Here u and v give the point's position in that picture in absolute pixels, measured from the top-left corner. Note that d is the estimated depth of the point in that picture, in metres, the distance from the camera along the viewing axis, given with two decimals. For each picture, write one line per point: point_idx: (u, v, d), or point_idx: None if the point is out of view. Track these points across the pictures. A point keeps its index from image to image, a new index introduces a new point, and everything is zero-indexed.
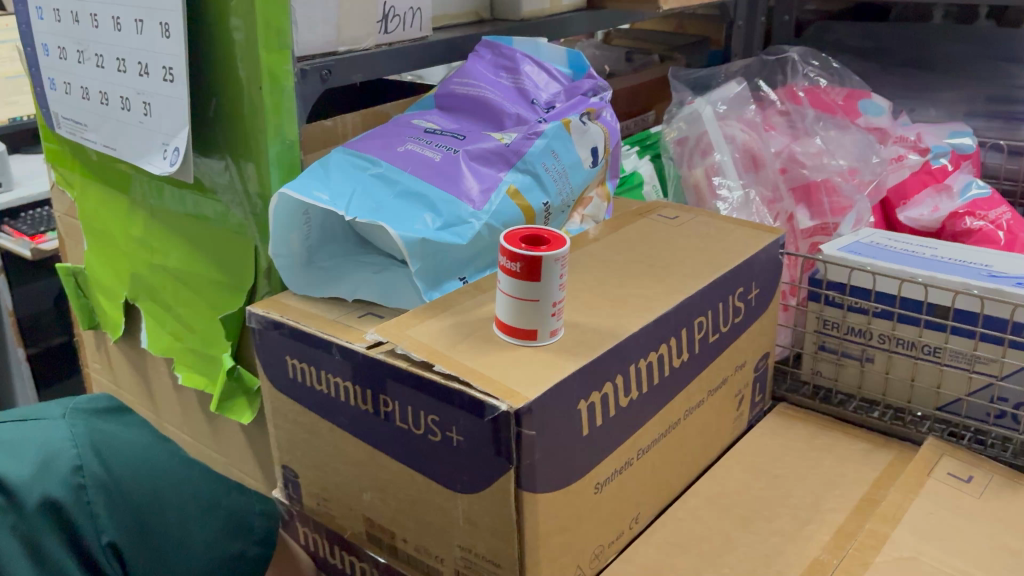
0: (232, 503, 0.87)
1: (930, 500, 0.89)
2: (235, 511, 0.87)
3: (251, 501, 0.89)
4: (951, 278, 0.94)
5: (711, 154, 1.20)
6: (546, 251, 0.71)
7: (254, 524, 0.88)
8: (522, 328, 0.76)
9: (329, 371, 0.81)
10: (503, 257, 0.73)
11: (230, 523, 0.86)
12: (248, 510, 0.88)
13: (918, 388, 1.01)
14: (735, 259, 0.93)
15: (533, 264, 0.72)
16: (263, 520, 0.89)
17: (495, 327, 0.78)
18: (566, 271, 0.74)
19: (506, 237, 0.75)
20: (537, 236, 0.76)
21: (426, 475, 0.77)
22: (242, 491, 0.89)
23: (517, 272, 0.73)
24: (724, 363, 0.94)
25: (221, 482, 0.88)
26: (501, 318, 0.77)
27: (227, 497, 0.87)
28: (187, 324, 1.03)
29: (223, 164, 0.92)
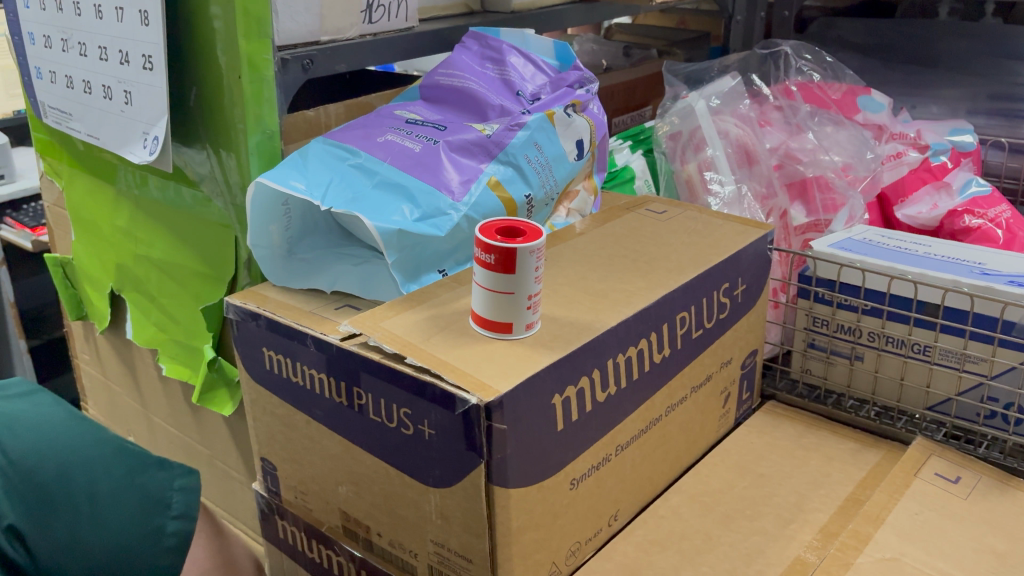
0: (148, 481, 0.85)
1: (916, 501, 0.88)
2: (150, 488, 0.85)
3: (170, 475, 0.87)
4: (942, 275, 0.93)
5: (704, 149, 1.19)
6: (520, 244, 0.70)
7: (172, 501, 0.85)
8: (499, 322, 0.75)
9: (305, 363, 0.81)
10: (478, 250, 0.72)
11: (146, 499, 0.84)
12: (166, 487, 0.86)
13: (908, 388, 0.99)
14: (721, 254, 0.92)
15: (508, 257, 0.71)
16: (184, 497, 0.86)
17: (472, 321, 0.77)
18: (542, 264, 0.73)
19: (483, 229, 0.74)
20: (514, 228, 0.75)
21: (400, 469, 0.76)
22: (160, 467, 0.87)
23: (492, 265, 0.72)
24: (709, 360, 0.93)
25: (138, 458, 0.86)
26: (477, 312, 0.76)
27: (143, 474, 0.85)
28: (171, 315, 1.03)
29: (204, 155, 0.91)
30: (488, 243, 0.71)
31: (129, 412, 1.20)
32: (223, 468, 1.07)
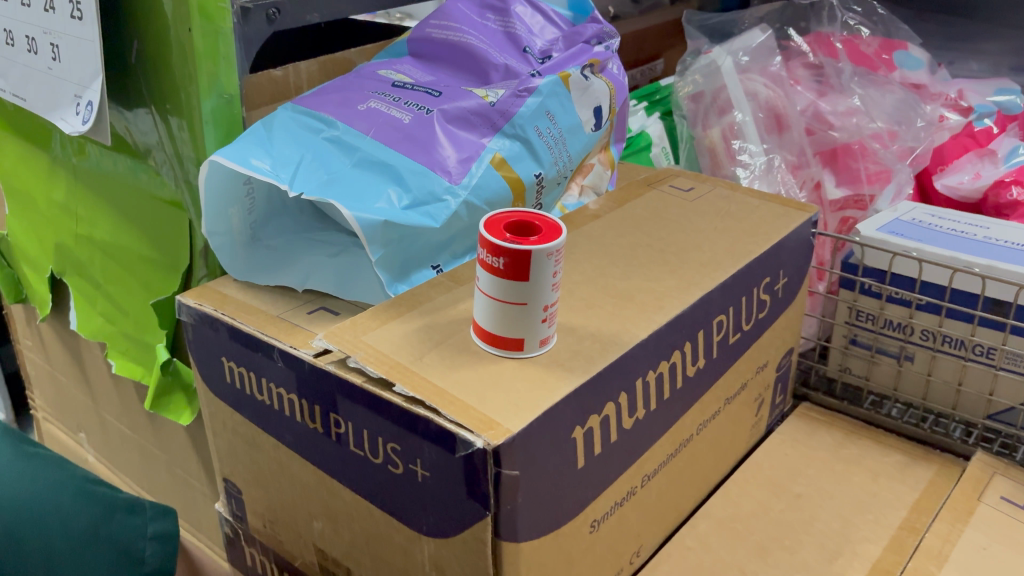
0: (117, 530, 0.83)
1: (982, 532, 0.76)
2: (124, 540, 0.83)
3: (143, 520, 0.85)
4: (1014, 269, 0.80)
5: (730, 112, 1.06)
6: (536, 246, 0.56)
7: (146, 554, 0.85)
8: (507, 338, 0.61)
9: (271, 380, 0.67)
10: (484, 251, 0.58)
11: (117, 551, 0.82)
12: (139, 536, 0.85)
13: (965, 394, 0.87)
14: (762, 244, 0.78)
15: (520, 261, 0.57)
16: (156, 545, 0.86)
17: (474, 334, 0.63)
18: (561, 269, 0.59)
19: (489, 224, 0.60)
20: (526, 223, 0.61)
21: (385, 510, 0.63)
22: (132, 513, 0.85)
23: (500, 270, 0.58)
24: (744, 366, 0.80)
25: (109, 503, 0.83)
26: (480, 324, 0.62)
27: (112, 523, 0.83)
28: (119, 306, 0.88)
29: (150, 121, 0.77)
30: (496, 244, 0.57)
31: (79, 407, 1.06)
32: (182, 478, 0.94)
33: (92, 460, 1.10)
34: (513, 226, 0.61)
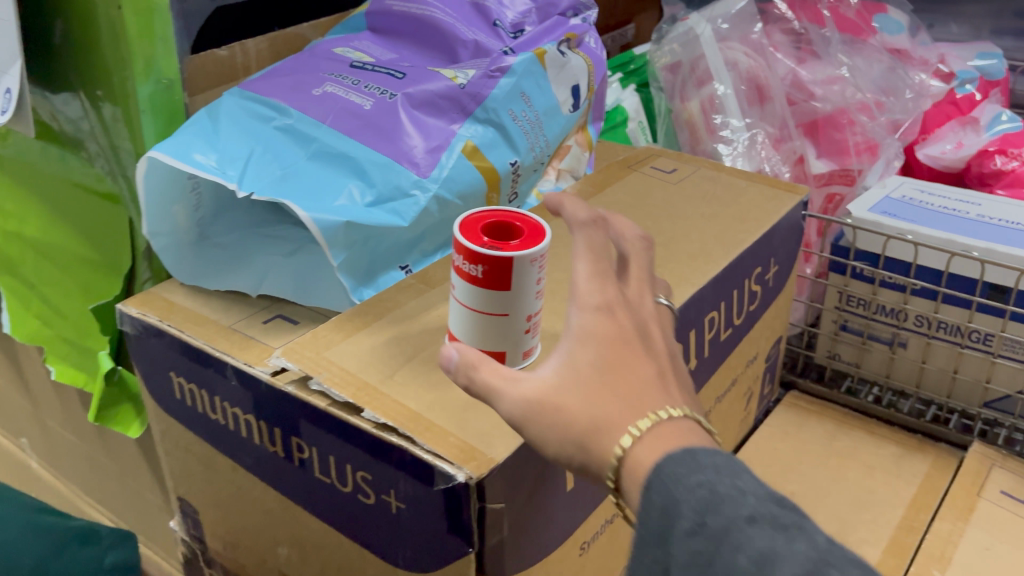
0: None
1: (985, 531, 0.73)
2: None
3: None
4: (1015, 252, 0.76)
5: (709, 84, 1.00)
6: (518, 252, 0.50)
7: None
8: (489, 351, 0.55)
9: (225, 399, 0.61)
10: (460, 258, 0.52)
11: None
12: None
13: (960, 382, 0.84)
14: (755, 231, 0.73)
15: (502, 269, 0.51)
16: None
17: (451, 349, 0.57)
18: (543, 274, 0.53)
19: (465, 227, 0.53)
20: (506, 225, 0.55)
21: (358, 541, 0.58)
22: None
23: (479, 279, 0.51)
24: (735, 361, 0.76)
25: None
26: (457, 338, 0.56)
27: None
28: (56, 309, 0.81)
29: (80, 108, 0.69)
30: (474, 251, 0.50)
31: (19, 412, 0.98)
32: (135, 490, 0.87)
33: (36, 466, 1.02)
34: (491, 229, 0.55)
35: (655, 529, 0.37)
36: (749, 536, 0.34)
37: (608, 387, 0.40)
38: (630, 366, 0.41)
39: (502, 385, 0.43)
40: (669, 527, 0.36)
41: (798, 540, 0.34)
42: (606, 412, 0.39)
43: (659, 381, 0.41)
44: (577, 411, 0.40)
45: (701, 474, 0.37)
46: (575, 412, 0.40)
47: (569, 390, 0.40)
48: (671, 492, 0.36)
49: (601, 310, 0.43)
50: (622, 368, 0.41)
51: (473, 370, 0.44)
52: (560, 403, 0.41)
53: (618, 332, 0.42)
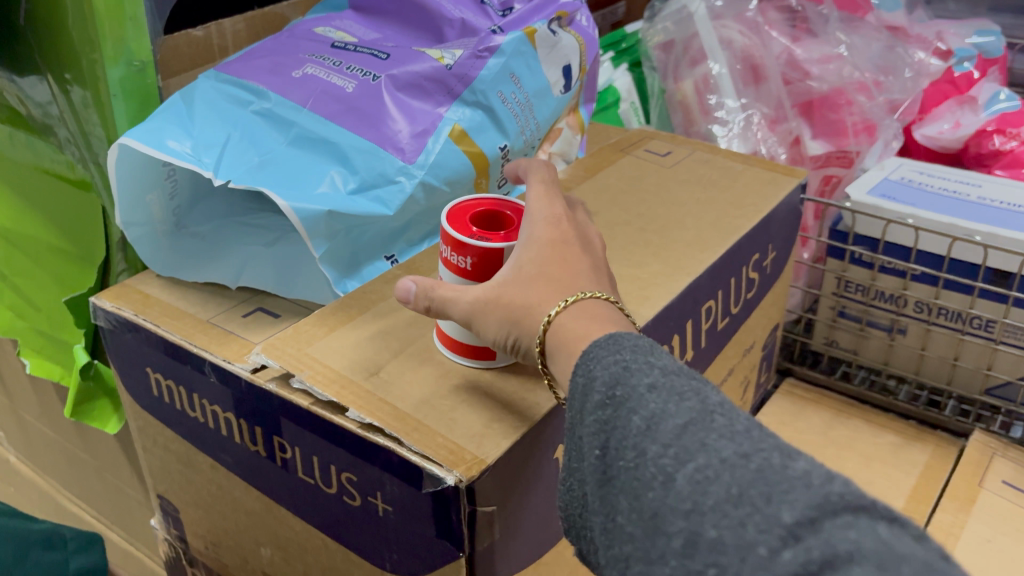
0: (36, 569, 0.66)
1: (986, 522, 0.71)
2: None
3: (65, 554, 0.70)
4: (1019, 237, 0.74)
5: (703, 63, 0.98)
6: (508, 243, 0.48)
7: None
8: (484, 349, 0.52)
9: (204, 396, 0.58)
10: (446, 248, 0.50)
11: None
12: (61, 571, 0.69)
13: (960, 369, 0.82)
14: (752, 217, 0.71)
15: (493, 261, 0.49)
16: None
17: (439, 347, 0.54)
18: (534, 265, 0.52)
19: (455, 215, 0.51)
20: (498, 215, 0.53)
21: (343, 543, 0.55)
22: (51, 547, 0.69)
23: (469, 272, 0.49)
24: (732, 351, 0.74)
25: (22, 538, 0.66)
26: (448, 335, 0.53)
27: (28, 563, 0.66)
28: (29, 300, 0.78)
29: (48, 92, 0.66)
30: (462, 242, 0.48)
31: None
32: (115, 485, 0.85)
33: (14, 460, 1.00)
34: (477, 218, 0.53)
35: (577, 402, 0.39)
36: (645, 400, 0.35)
37: (539, 273, 0.46)
38: (565, 261, 0.46)
39: (447, 293, 0.48)
40: (585, 402, 0.39)
41: (690, 400, 0.35)
42: (539, 297, 0.45)
43: (589, 275, 0.46)
44: (512, 298, 0.45)
45: (618, 353, 0.39)
46: (508, 298, 0.46)
47: (508, 280, 0.46)
48: (590, 373, 0.39)
49: (549, 222, 0.49)
50: (556, 263, 0.46)
51: (428, 292, 0.49)
52: (500, 293, 0.46)
53: (561, 236, 0.48)
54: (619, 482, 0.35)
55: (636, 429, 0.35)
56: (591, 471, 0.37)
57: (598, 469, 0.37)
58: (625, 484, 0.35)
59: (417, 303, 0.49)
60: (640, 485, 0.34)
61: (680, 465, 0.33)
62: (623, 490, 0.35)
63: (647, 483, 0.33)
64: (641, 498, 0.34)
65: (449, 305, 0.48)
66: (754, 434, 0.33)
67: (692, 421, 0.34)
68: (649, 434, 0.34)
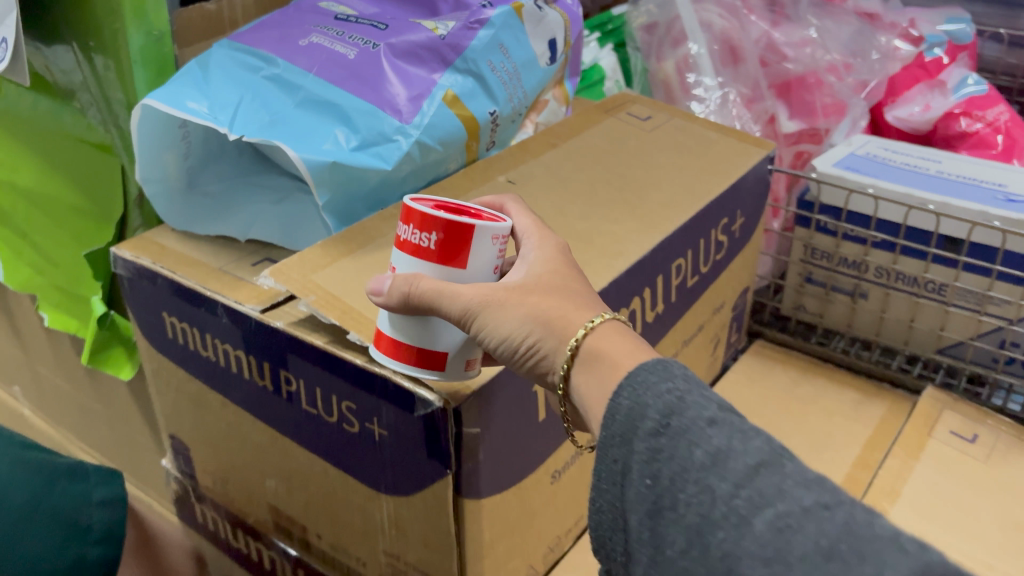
0: (60, 498, 0.70)
1: (933, 467, 0.77)
2: (67, 510, 0.70)
3: (87, 487, 0.73)
4: (968, 205, 0.80)
5: (684, 44, 1.04)
6: (481, 222, 0.46)
7: (91, 521, 0.72)
8: (442, 352, 0.49)
9: (216, 336, 0.64)
10: (411, 227, 0.47)
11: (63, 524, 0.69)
12: (83, 503, 0.72)
13: (917, 331, 0.88)
14: (722, 182, 0.77)
15: (462, 241, 0.46)
16: (103, 513, 0.73)
17: (377, 352, 0.51)
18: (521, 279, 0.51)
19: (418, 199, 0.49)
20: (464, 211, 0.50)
21: (342, 468, 0.61)
22: (73, 478, 0.72)
23: (429, 253, 0.47)
24: (702, 308, 0.80)
25: (48, 470, 0.70)
26: (395, 339, 0.50)
27: (54, 490, 0.70)
28: (47, 256, 0.83)
29: (73, 58, 0.71)
30: (435, 217, 0.46)
31: (9, 359, 1.01)
32: (125, 432, 0.91)
33: (28, 413, 1.05)
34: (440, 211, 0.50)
35: (617, 432, 0.41)
36: (707, 434, 0.38)
37: (560, 288, 0.47)
38: (572, 278, 0.48)
39: (449, 286, 0.46)
40: (634, 429, 0.40)
41: (753, 438, 0.37)
42: (573, 308, 0.45)
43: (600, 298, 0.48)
44: (538, 305, 0.45)
45: (669, 380, 0.40)
46: (537, 305, 0.45)
47: (531, 291, 0.46)
48: (638, 397, 0.40)
49: (557, 248, 0.51)
50: (571, 283, 0.47)
51: (410, 282, 0.46)
52: (523, 299, 0.46)
53: (566, 261, 0.50)
54: (678, 514, 0.37)
55: (699, 464, 0.37)
56: (639, 501, 0.39)
57: (648, 498, 0.39)
58: (686, 517, 0.37)
59: (393, 292, 0.47)
60: (705, 522, 0.36)
61: (756, 510, 0.35)
62: (683, 525, 0.37)
63: (716, 522, 0.36)
64: (708, 538, 0.36)
65: (451, 299, 0.46)
66: (827, 484, 0.35)
67: (764, 464, 0.36)
68: (715, 469, 0.36)
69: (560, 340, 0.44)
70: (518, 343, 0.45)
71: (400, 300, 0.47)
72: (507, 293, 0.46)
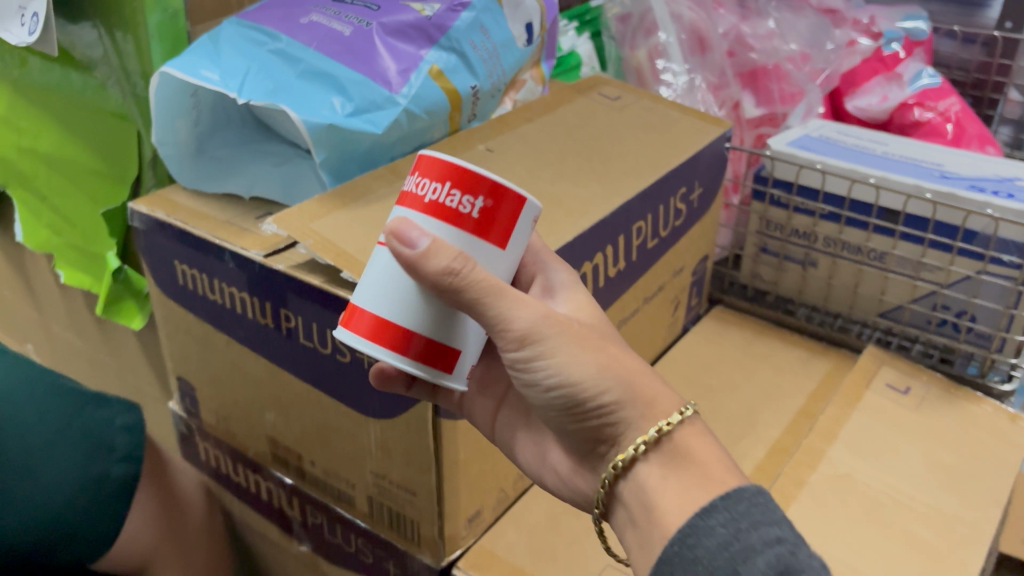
0: (88, 421, 0.77)
1: (868, 414, 0.86)
2: (94, 430, 0.77)
3: (111, 413, 0.80)
4: (904, 179, 0.88)
5: (655, 33, 1.12)
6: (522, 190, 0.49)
7: (116, 441, 0.78)
8: (450, 347, 0.50)
9: (223, 280, 0.72)
10: (447, 187, 0.47)
11: (91, 443, 0.77)
12: (108, 426, 0.79)
13: (861, 295, 0.97)
14: (680, 155, 0.85)
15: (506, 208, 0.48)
16: (127, 436, 0.80)
17: (372, 346, 0.50)
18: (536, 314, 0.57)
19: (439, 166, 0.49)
20: None
21: (335, 396, 0.69)
22: (99, 404, 0.79)
23: (465, 216, 0.47)
24: (661, 270, 0.88)
25: (76, 398, 0.78)
26: (407, 330, 0.49)
27: (83, 415, 0.77)
28: (63, 216, 0.90)
29: (96, 34, 0.79)
30: (485, 179, 0.47)
31: (23, 318, 1.09)
32: (135, 383, 0.99)
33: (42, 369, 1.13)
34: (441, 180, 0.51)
35: (705, 557, 0.45)
36: None
37: (630, 353, 0.51)
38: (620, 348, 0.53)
39: (521, 299, 0.48)
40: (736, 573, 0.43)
41: None
42: (655, 397, 0.50)
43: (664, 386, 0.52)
44: (619, 370, 0.50)
45: (775, 529, 0.45)
46: (619, 371, 0.49)
47: (606, 346, 0.50)
48: (747, 541, 0.44)
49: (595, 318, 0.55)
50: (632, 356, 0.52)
51: (461, 258, 0.46)
52: (600, 353, 0.49)
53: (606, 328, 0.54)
54: None
55: None
56: None
57: None
58: None
59: (435, 261, 0.46)
60: None
61: None
62: None
63: None
64: None
65: (526, 310, 0.48)
66: None
67: None
68: None
69: (644, 418, 0.50)
70: (607, 401, 0.49)
71: (442, 275, 0.46)
72: (590, 343, 0.49)
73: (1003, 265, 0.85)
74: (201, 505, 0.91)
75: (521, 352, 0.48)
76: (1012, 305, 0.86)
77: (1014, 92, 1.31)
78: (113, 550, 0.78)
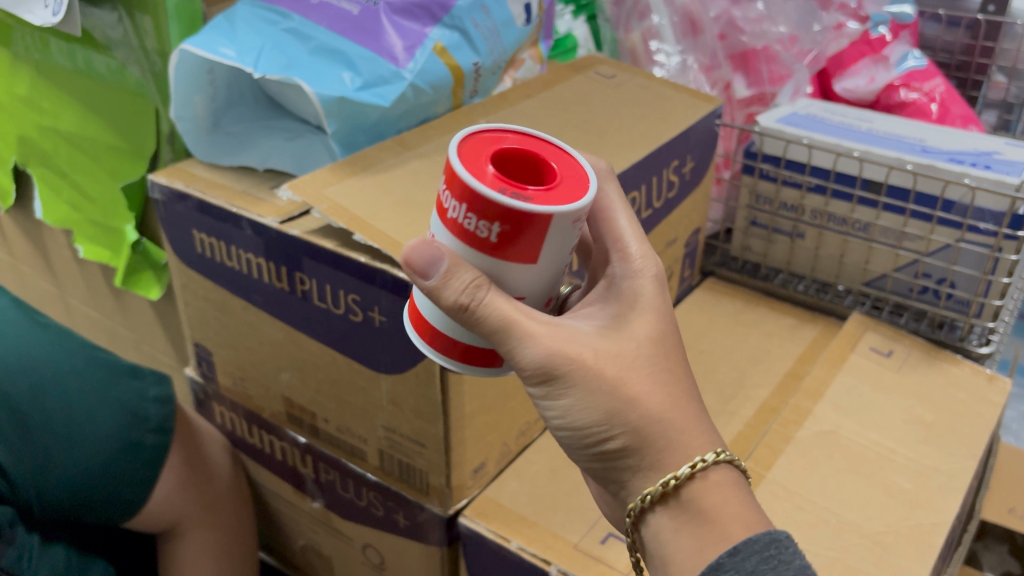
0: (123, 393, 0.84)
1: (852, 374, 0.90)
2: (126, 400, 0.84)
3: (144, 384, 0.86)
4: (886, 152, 0.92)
5: (648, 16, 1.16)
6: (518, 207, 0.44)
7: (149, 413, 0.85)
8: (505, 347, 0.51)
9: (240, 247, 0.76)
10: (455, 204, 0.46)
11: (126, 413, 0.84)
12: (140, 397, 0.85)
13: (847, 265, 1.01)
14: (673, 129, 0.89)
15: (523, 229, 0.45)
16: (159, 407, 0.86)
17: (434, 353, 0.53)
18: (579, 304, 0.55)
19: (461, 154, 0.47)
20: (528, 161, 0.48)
21: (348, 355, 0.73)
22: (133, 376, 0.86)
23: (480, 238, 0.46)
24: (655, 239, 0.93)
25: (112, 368, 0.85)
26: (458, 340, 0.51)
27: (117, 387, 0.84)
28: (84, 192, 0.93)
29: (115, 16, 0.83)
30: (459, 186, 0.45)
31: (42, 293, 1.13)
32: (152, 352, 1.04)
33: None
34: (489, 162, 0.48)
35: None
36: None
37: (656, 386, 0.49)
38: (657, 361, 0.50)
39: (532, 335, 0.48)
40: None
41: None
42: (680, 442, 0.49)
43: (702, 422, 0.50)
44: (631, 416, 0.48)
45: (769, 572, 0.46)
46: (632, 419, 0.48)
47: (625, 382, 0.49)
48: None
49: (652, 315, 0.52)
50: (672, 387, 0.50)
51: (474, 286, 0.47)
52: (616, 395, 0.48)
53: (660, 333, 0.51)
54: None
55: None
56: None
57: None
58: None
59: (446, 292, 0.47)
60: None
61: None
62: None
63: None
64: None
65: (532, 347, 0.48)
66: None
67: None
68: None
69: (653, 470, 0.49)
70: (620, 450, 0.49)
71: (455, 305, 0.47)
72: (603, 387, 0.48)
73: (980, 233, 0.89)
74: (227, 467, 0.94)
75: (537, 386, 0.49)
76: (989, 271, 0.90)
77: (998, 75, 1.34)
78: (142, 512, 0.86)
